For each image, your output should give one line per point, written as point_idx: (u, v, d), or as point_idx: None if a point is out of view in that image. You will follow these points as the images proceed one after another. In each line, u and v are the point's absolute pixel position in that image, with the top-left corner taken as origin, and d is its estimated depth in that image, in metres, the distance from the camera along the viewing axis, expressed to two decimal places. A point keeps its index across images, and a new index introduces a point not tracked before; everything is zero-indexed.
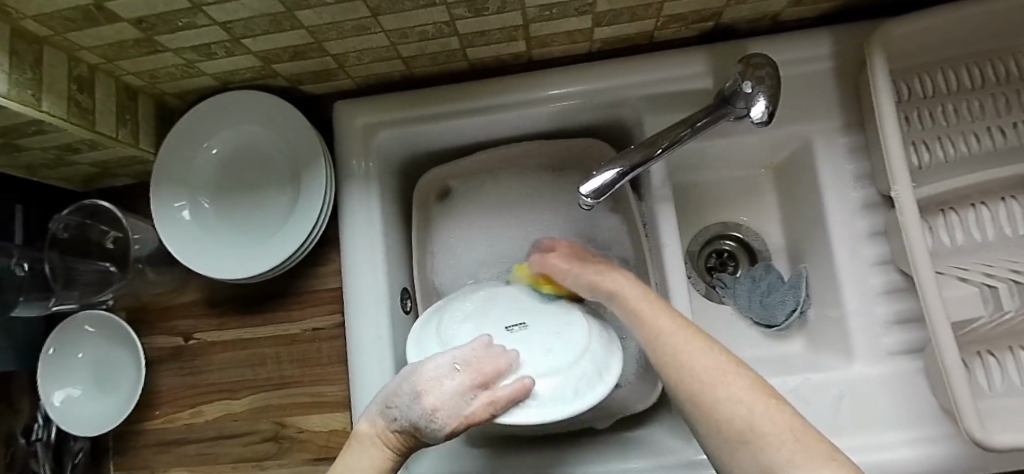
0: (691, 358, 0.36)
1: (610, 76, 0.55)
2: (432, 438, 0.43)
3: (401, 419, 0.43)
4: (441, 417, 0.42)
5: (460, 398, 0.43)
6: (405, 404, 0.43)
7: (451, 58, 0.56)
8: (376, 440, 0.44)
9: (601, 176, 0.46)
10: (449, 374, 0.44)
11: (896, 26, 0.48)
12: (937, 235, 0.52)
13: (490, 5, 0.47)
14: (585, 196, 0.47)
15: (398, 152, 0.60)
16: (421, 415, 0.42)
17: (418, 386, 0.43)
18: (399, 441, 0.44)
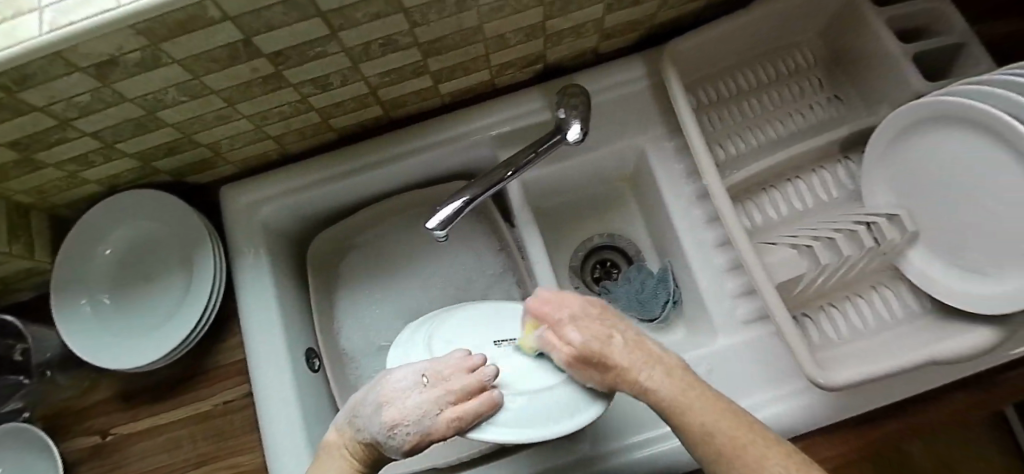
0: (729, 440, 0.37)
1: (463, 123, 0.62)
2: (391, 450, 0.41)
3: (364, 431, 0.42)
4: (400, 431, 0.40)
5: (420, 414, 0.40)
6: (366, 415, 0.42)
7: (318, 131, 0.61)
8: (341, 453, 0.44)
9: (443, 210, 0.52)
10: (414, 387, 0.41)
11: (684, 42, 0.56)
12: (766, 211, 0.57)
13: (332, 80, 0.54)
14: (432, 229, 0.52)
15: (287, 222, 0.65)
16: (380, 428, 0.41)
17: (379, 395, 0.42)
18: (365, 452, 0.43)
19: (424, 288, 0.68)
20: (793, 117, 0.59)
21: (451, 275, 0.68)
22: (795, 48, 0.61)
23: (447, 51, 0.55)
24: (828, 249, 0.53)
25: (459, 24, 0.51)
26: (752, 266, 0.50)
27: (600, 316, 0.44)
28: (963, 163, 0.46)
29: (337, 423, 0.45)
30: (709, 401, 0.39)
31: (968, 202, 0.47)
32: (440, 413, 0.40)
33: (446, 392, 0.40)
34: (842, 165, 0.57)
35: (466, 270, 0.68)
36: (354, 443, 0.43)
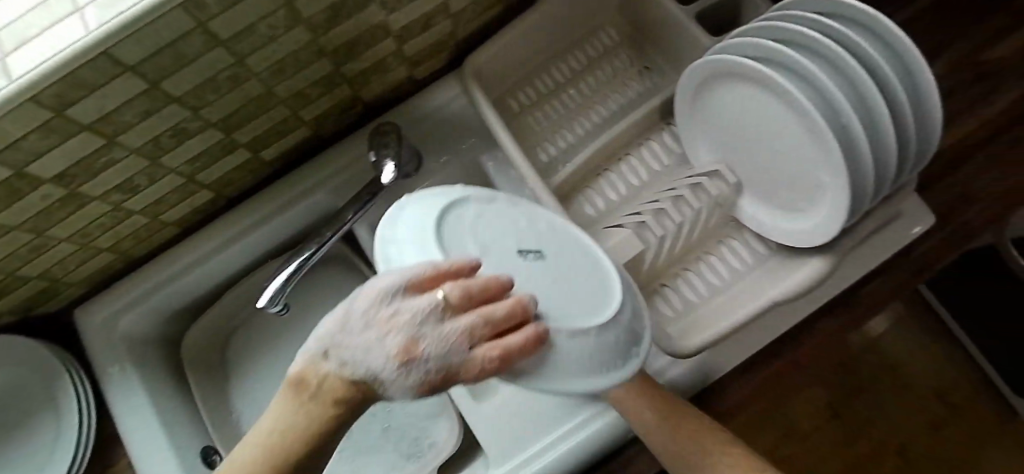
0: (690, 438, 0.47)
1: (297, 184, 0.61)
2: (392, 388, 0.32)
3: (354, 361, 0.32)
4: (419, 367, 0.31)
5: (442, 347, 0.31)
6: (358, 342, 0.32)
7: (153, 230, 0.60)
8: (308, 397, 0.33)
9: (270, 285, 0.53)
10: (432, 312, 0.32)
11: (482, 53, 0.56)
12: (607, 193, 0.58)
13: (138, 181, 0.53)
14: (264, 307, 0.53)
15: (151, 326, 0.63)
16: (384, 362, 0.31)
17: (379, 315, 0.32)
18: (349, 388, 0.33)
19: None
20: (611, 96, 0.60)
21: None
22: (598, 27, 0.61)
23: (249, 123, 0.54)
24: (665, 216, 0.54)
25: (245, 95, 0.51)
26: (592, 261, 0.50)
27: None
28: (751, 114, 0.47)
29: (309, 348, 0.34)
30: (641, 399, 0.49)
31: (761, 152, 0.49)
32: (470, 351, 0.32)
33: (474, 325, 0.32)
34: (666, 132, 0.59)
35: None
36: (333, 382, 0.33)
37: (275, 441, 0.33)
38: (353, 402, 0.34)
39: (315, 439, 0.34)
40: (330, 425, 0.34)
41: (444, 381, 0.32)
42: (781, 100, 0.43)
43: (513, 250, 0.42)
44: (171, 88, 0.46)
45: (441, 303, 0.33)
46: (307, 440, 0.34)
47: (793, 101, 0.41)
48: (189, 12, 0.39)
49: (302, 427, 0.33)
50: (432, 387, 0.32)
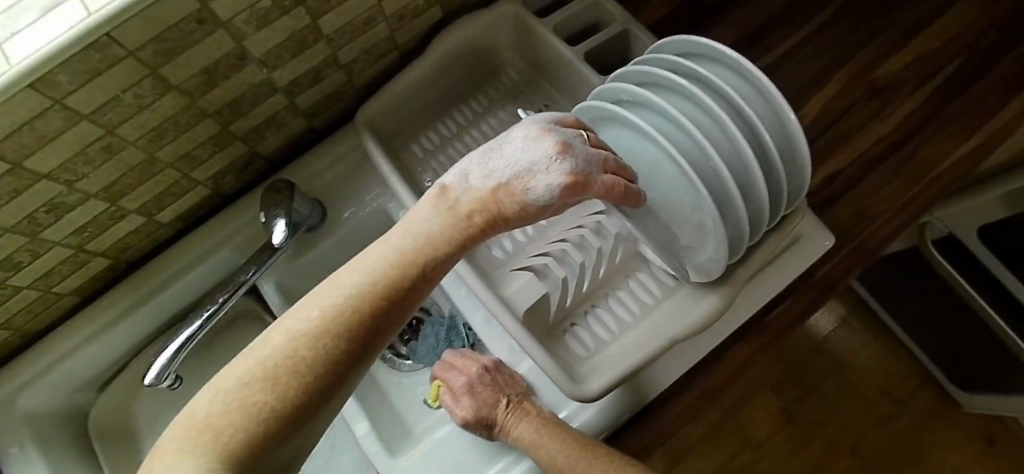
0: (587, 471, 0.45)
1: (198, 244, 0.59)
2: (542, 184, 0.33)
3: (506, 168, 0.33)
4: (572, 160, 0.34)
5: (589, 161, 0.35)
6: (517, 144, 0.34)
7: (48, 303, 0.57)
8: (445, 209, 0.33)
9: (156, 363, 0.52)
10: (577, 140, 0.36)
11: (375, 102, 0.55)
12: (513, 237, 0.58)
13: (21, 258, 0.50)
14: (149, 384, 0.53)
15: (55, 400, 0.60)
16: (543, 155, 0.33)
17: (535, 132, 0.35)
18: (478, 209, 0.33)
19: None
20: None
21: None
22: (496, 68, 0.62)
23: (135, 189, 0.53)
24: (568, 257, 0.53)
25: (124, 163, 0.49)
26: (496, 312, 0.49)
27: (485, 382, 0.53)
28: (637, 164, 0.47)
29: (439, 183, 0.34)
30: (558, 433, 0.48)
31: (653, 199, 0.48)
32: (602, 172, 0.35)
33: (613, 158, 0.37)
34: None
35: None
36: (478, 195, 0.33)
37: (377, 269, 0.29)
38: (471, 231, 0.33)
39: (424, 272, 0.30)
40: (453, 250, 0.32)
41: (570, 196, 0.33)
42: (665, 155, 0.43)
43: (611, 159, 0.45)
44: (36, 166, 0.43)
45: (584, 138, 0.37)
46: (411, 275, 0.30)
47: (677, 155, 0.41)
48: (39, 92, 0.38)
49: (417, 253, 0.30)
50: (565, 192, 0.33)
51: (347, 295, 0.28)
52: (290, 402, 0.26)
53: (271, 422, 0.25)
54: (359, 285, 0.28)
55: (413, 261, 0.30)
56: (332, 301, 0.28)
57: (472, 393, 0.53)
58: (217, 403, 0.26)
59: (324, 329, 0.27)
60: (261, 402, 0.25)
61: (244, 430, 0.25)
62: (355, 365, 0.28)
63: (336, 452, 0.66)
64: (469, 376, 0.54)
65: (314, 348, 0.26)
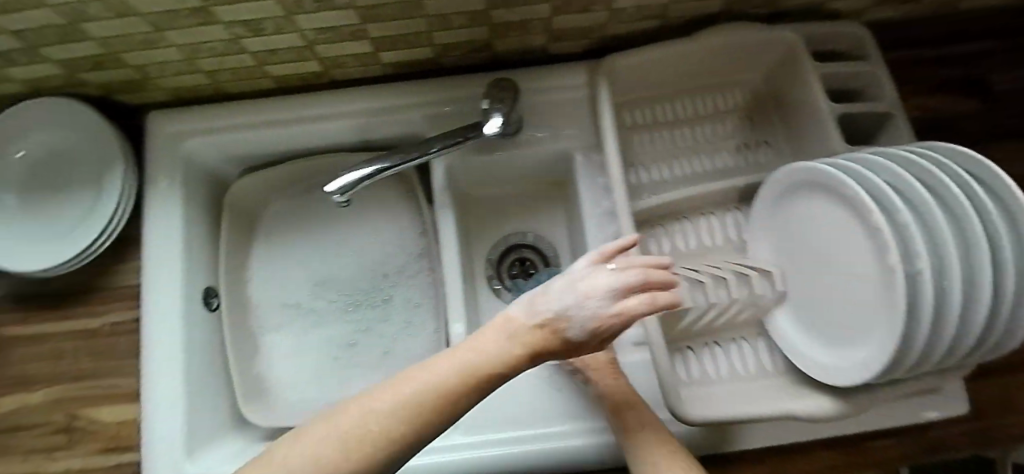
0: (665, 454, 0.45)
1: (400, 96, 0.61)
2: (579, 325, 0.36)
3: (553, 304, 0.36)
4: (595, 302, 0.36)
5: (607, 294, 0.36)
6: (573, 277, 0.37)
7: (252, 75, 0.61)
8: (517, 330, 0.37)
9: (350, 174, 0.52)
10: (599, 273, 0.37)
11: (625, 57, 0.55)
12: (675, 242, 0.58)
13: (267, 26, 0.53)
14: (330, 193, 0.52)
15: (212, 159, 0.64)
16: (584, 296, 0.36)
17: (584, 273, 0.38)
18: (537, 338, 0.37)
19: (341, 255, 0.68)
20: (719, 156, 0.59)
21: (371, 248, 0.68)
22: (735, 84, 0.61)
23: (386, 21, 0.55)
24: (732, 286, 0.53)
25: None
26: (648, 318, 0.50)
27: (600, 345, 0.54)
28: (834, 234, 0.46)
29: (510, 308, 0.38)
30: (661, 440, 0.46)
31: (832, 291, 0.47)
32: (615, 302, 0.36)
33: (652, 272, 0.38)
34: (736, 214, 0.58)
35: (385, 239, 0.68)
36: (539, 329, 0.37)
37: (440, 375, 0.35)
38: (533, 348, 0.37)
39: (489, 378, 0.36)
40: (509, 366, 0.36)
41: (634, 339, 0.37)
42: (871, 239, 0.41)
43: (847, 239, 0.44)
44: None
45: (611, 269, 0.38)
46: (484, 374, 0.36)
47: (883, 245, 0.39)
48: None
49: (495, 362, 0.36)
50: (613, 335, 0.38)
51: (411, 391, 0.35)
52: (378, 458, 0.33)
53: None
54: (438, 388, 0.35)
55: (481, 374, 0.36)
56: (398, 394, 0.34)
57: None
58: (307, 449, 0.33)
59: (393, 414, 0.34)
60: (334, 460, 0.32)
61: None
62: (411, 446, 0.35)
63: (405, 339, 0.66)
64: None
65: (385, 425, 0.33)
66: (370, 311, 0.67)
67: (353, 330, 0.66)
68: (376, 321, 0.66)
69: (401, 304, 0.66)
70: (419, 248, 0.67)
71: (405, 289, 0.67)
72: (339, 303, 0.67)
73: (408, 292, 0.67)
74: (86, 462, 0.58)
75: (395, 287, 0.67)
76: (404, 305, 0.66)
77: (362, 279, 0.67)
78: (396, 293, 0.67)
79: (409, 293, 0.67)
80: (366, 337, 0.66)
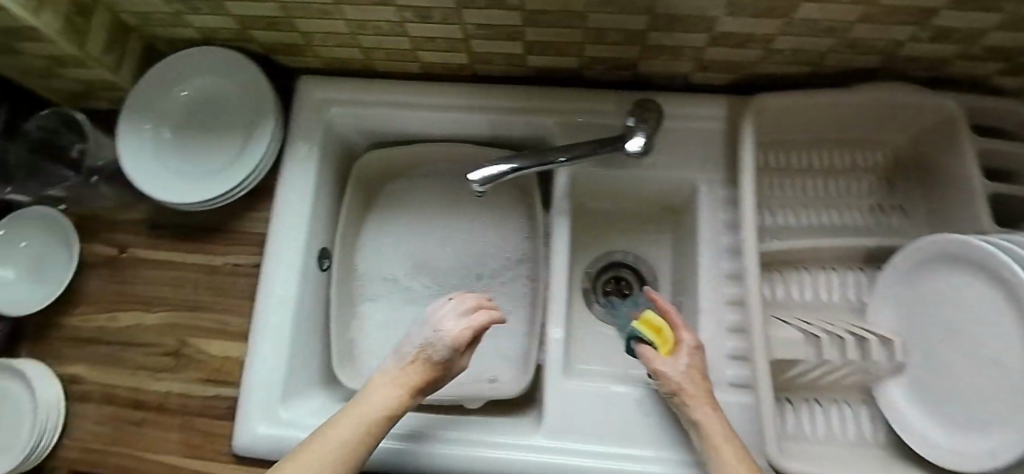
0: None
1: (538, 101, 0.63)
2: (445, 348, 0.49)
3: (416, 343, 0.50)
4: (443, 328, 0.50)
5: (450, 320, 0.50)
6: (421, 321, 0.51)
7: (403, 58, 0.64)
8: (393, 371, 0.50)
9: (494, 167, 0.53)
10: (450, 311, 0.51)
11: (774, 98, 0.55)
12: (789, 290, 0.57)
13: (435, 14, 0.56)
14: (472, 182, 0.52)
15: (349, 129, 0.68)
16: (431, 326, 0.50)
17: (434, 317, 0.51)
18: (421, 373, 0.50)
19: (443, 243, 0.70)
20: (849, 212, 0.59)
21: (473, 245, 0.69)
22: (876, 144, 0.60)
23: (548, 27, 0.56)
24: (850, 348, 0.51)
25: (565, 5, 0.52)
26: (761, 364, 0.49)
27: (701, 379, 0.52)
28: (983, 319, 0.44)
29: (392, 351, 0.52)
30: None
31: (962, 373, 0.46)
32: (455, 322, 0.50)
33: (479, 318, 0.51)
34: (856, 274, 0.57)
35: (491, 234, 0.69)
36: (392, 367, 0.50)
37: (374, 410, 0.47)
38: (425, 380, 0.50)
39: (397, 411, 0.48)
40: (414, 395, 0.49)
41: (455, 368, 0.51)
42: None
43: (994, 326, 0.43)
44: None
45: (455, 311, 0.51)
46: (400, 407, 0.49)
47: None
48: None
49: (396, 397, 0.48)
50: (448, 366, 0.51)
51: (349, 423, 0.46)
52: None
53: None
54: (356, 430, 0.46)
55: (392, 409, 0.48)
56: (336, 429, 0.46)
57: (691, 359, 0.52)
58: None
59: (338, 442, 0.45)
60: None
61: None
62: None
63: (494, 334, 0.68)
64: (691, 348, 0.53)
65: (337, 452, 0.44)
66: None
67: None
68: None
69: None
70: (522, 255, 0.68)
71: (497, 294, 0.68)
72: (432, 291, 0.68)
73: (500, 298, 0.68)
74: (187, 387, 0.62)
75: (492, 287, 0.68)
76: None
77: (458, 274, 0.69)
78: (488, 297, 0.68)
79: (500, 298, 0.68)
80: None
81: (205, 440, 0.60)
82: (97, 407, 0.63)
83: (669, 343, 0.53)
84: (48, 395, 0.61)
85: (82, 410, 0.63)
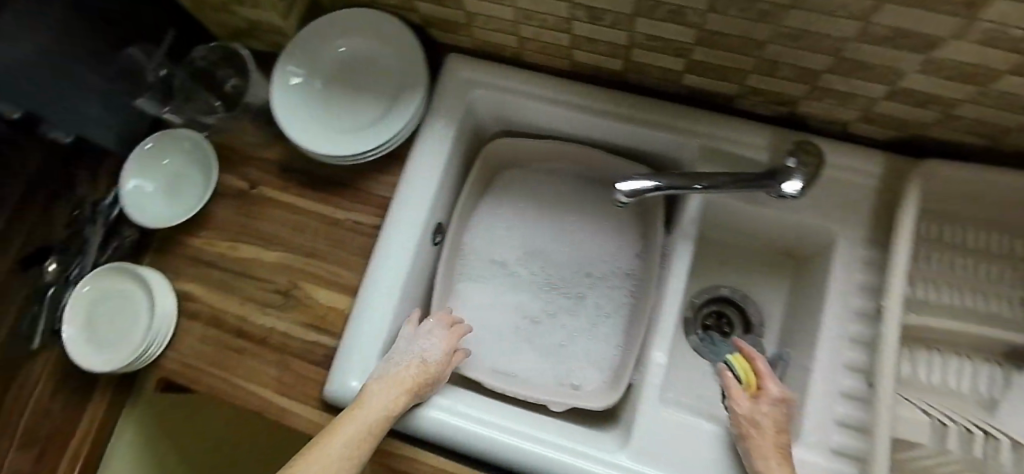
0: None
1: (686, 120, 0.63)
2: (435, 352, 0.59)
3: (405, 356, 0.58)
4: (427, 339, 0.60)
5: (433, 335, 0.61)
6: (406, 338, 0.60)
7: (555, 53, 0.64)
8: (378, 383, 0.55)
9: (645, 182, 0.52)
10: (432, 328, 0.61)
11: (945, 167, 0.53)
12: (915, 368, 0.55)
13: (609, 18, 0.56)
14: (621, 193, 0.51)
15: (487, 111, 0.69)
16: (422, 338, 0.60)
17: (415, 330, 0.61)
18: (412, 382, 0.56)
19: (554, 235, 0.71)
20: (997, 300, 0.54)
21: (586, 244, 0.70)
22: None
23: (720, 50, 0.56)
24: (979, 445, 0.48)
25: (746, 32, 0.52)
26: (880, 438, 0.47)
27: (776, 431, 0.51)
28: None
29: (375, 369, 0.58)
30: None
31: None
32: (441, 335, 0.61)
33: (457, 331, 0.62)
34: (991, 371, 0.54)
35: (605, 236, 0.70)
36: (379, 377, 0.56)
37: (372, 416, 0.52)
38: (418, 388, 0.57)
39: (393, 415, 0.54)
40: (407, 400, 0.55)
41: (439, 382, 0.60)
42: None
43: None
44: None
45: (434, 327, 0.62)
46: (396, 409, 0.54)
47: None
48: None
49: (394, 401, 0.54)
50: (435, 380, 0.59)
51: (355, 429, 0.51)
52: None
53: None
54: (362, 428, 0.51)
55: (392, 411, 0.54)
56: (341, 434, 0.50)
57: (767, 406, 0.53)
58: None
59: (349, 445, 0.50)
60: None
61: None
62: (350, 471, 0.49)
63: (586, 340, 0.67)
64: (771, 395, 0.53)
65: (347, 453, 0.49)
66: (562, 298, 0.69)
67: (540, 308, 0.69)
68: (562, 311, 0.68)
69: (592, 308, 0.68)
70: (634, 270, 0.68)
71: (599, 294, 0.68)
72: (536, 279, 0.70)
73: (601, 299, 0.68)
74: (290, 328, 0.64)
75: (596, 287, 0.69)
76: (593, 310, 0.68)
77: (565, 267, 0.69)
78: (590, 295, 0.68)
79: (601, 300, 0.68)
80: (547, 321, 0.68)
81: (298, 381, 0.62)
82: (202, 327, 0.66)
83: (751, 383, 0.55)
84: (163, 304, 0.64)
85: (187, 327, 0.66)
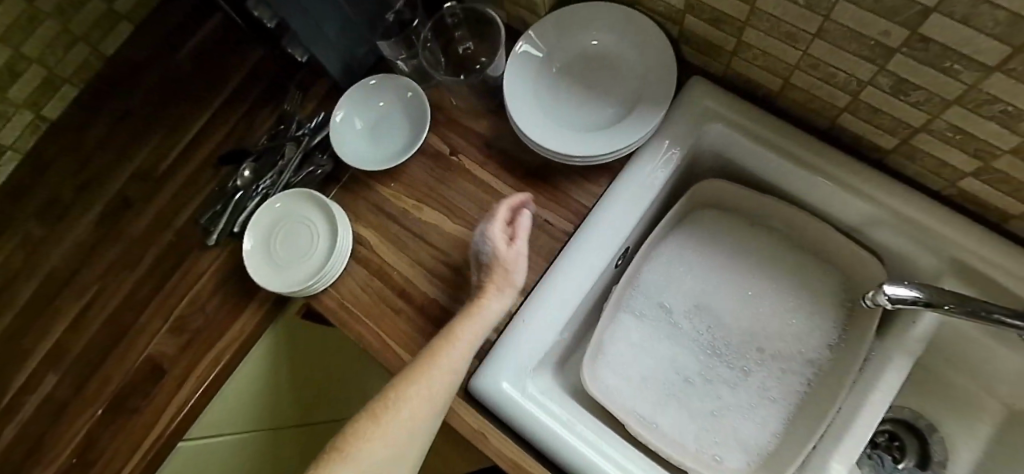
0: None
1: (944, 225, 0.55)
2: (478, 247, 0.59)
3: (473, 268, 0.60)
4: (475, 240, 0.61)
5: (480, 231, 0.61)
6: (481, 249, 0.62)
7: (822, 109, 0.58)
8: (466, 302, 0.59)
9: (912, 290, 0.48)
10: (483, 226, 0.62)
11: None
12: None
13: (915, 94, 0.49)
14: (886, 294, 0.48)
15: (715, 145, 0.64)
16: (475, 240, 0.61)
17: None
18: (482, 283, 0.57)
19: (737, 298, 0.66)
20: None
21: (770, 321, 0.65)
22: None
23: None
24: None
25: None
26: None
27: None
28: None
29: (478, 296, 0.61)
30: None
31: None
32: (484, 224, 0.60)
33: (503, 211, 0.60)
34: None
35: (795, 316, 0.65)
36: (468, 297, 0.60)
37: (456, 328, 0.54)
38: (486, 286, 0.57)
39: (470, 320, 0.55)
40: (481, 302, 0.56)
41: (512, 269, 0.57)
42: None
43: None
44: None
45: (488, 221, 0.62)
46: (468, 313, 0.55)
47: None
48: None
49: (468, 310, 0.56)
50: (500, 270, 0.57)
51: (441, 346, 0.53)
52: (441, 390, 0.52)
53: (392, 404, 0.50)
54: (440, 342, 0.54)
55: (463, 317, 0.55)
56: (430, 353, 0.53)
57: None
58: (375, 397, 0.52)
59: (437, 361, 0.52)
60: (387, 398, 0.51)
61: (378, 405, 0.50)
62: (432, 381, 0.51)
63: (740, 419, 0.62)
64: None
65: (435, 365, 0.52)
66: (723, 367, 0.64)
67: (696, 370, 0.65)
68: (721, 380, 0.64)
69: (755, 387, 0.63)
70: (818, 360, 0.63)
71: (768, 375, 0.63)
72: (698, 338, 0.66)
73: (767, 380, 0.63)
74: (453, 305, 0.63)
75: (764, 367, 0.64)
76: (756, 390, 0.63)
77: (735, 334, 0.65)
78: (755, 373, 0.64)
79: (768, 381, 0.63)
80: (701, 385, 0.64)
81: None
82: (366, 275, 0.65)
83: None
84: (344, 236, 0.63)
85: (352, 271, 0.65)
